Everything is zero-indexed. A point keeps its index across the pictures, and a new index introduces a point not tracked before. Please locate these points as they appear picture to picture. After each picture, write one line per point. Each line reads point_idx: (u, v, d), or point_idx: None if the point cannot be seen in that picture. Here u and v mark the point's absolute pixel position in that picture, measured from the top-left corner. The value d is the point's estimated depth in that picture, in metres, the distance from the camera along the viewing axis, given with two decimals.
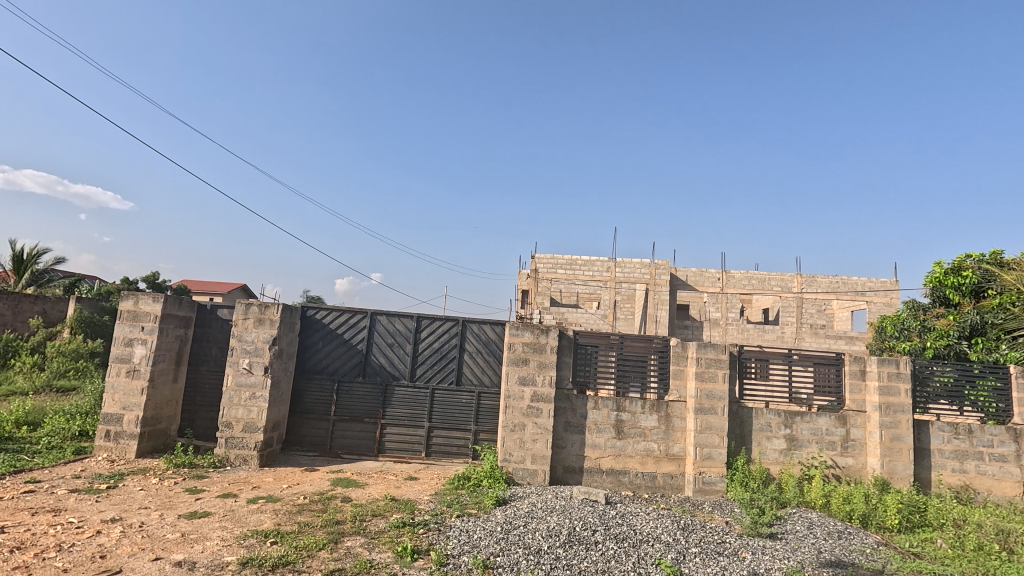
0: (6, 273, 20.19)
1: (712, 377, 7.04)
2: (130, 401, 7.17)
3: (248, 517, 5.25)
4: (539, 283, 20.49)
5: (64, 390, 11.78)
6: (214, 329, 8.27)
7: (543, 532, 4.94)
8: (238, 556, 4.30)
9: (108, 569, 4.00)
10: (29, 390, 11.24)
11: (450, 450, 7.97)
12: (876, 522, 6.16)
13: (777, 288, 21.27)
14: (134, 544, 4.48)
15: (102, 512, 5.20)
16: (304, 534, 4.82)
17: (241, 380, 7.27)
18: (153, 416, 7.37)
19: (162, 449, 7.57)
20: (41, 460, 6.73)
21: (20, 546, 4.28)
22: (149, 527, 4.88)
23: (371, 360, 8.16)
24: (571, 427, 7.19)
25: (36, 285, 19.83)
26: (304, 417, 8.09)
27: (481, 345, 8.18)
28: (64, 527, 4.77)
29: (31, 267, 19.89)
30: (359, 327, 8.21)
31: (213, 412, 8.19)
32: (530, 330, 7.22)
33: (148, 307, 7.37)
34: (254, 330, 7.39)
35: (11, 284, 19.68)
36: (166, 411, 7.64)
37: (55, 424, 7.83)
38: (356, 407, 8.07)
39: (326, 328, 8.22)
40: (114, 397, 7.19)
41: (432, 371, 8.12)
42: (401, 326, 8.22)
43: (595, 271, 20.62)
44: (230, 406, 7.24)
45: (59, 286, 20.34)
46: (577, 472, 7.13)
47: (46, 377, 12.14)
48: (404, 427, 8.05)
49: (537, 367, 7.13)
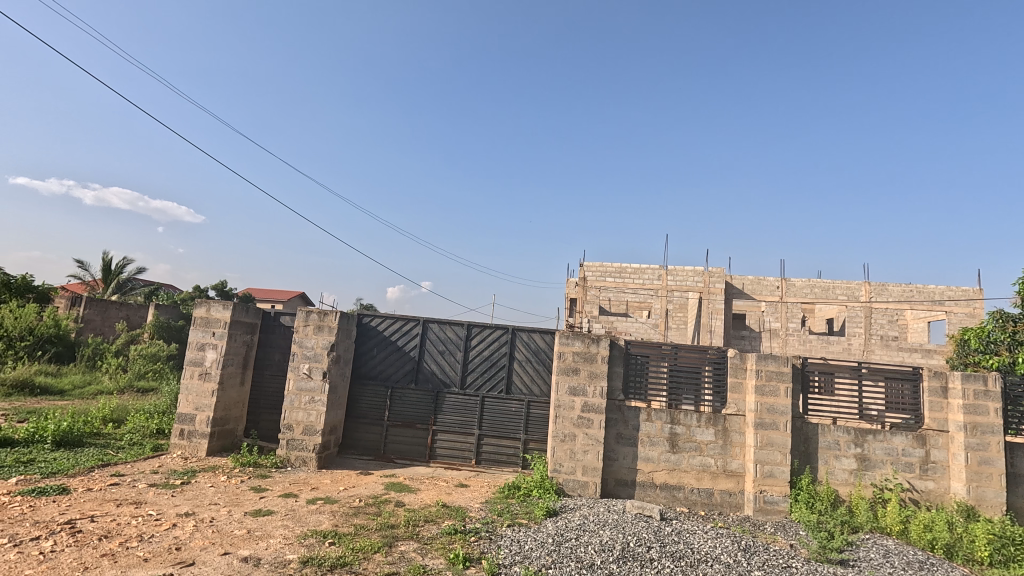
0: (94, 281, 22.14)
1: (774, 391, 6.70)
2: (201, 402, 7.63)
3: (308, 517, 5.46)
4: (587, 292, 20.27)
5: (143, 391, 12.71)
6: (276, 335, 8.69)
7: (596, 546, 4.84)
8: (299, 555, 4.47)
9: (183, 561, 4.25)
10: (113, 389, 12.22)
11: (499, 458, 7.99)
12: (964, 554, 5.62)
13: (843, 297, 20.03)
14: (205, 538, 4.74)
15: (177, 506, 5.55)
16: (360, 537, 4.94)
17: (301, 384, 7.58)
18: (221, 417, 7.81)
19: (229, 448, 8.01)
20: (124, 455, 7.27)
21: (107, 535, 4.63)
22: (218, 523, 5.15)
23: (423, 367, 8.31)
24: (623, 440, 7.03)
25: (120, 293, 21.71)
26: (358, 421, 8.33)
27: (530, 353, 8.18)
28: (144, 518, 5.11)
29: (117, 277, 21.70)
30: (411, 334, 8.41)
31: (275, 414, 8.56)
32: (581, 339, 7.14)
33: (218, 314, 7.85)
34: (314, 337, 7.70)
35: (100, 292, 21.57)
36: (234, 412, 8.09)
37: (136, 422, 8.46)
38: (408, 413, 8.24)
39: (380, 335, 8.46)
40: (188, 398, 7.67)
41: (482, 379, 8.18)
42: (452, 334, 8.35)
43: (646, 279, 20.19)
44: (291, 409, 7.56)
45: (140, 294, 22.11)
46: (630, 486, 6.96)
47: (128, 378, 13.16)
48: (454, 434, 8.13)
49: (587, 377, 7.04)
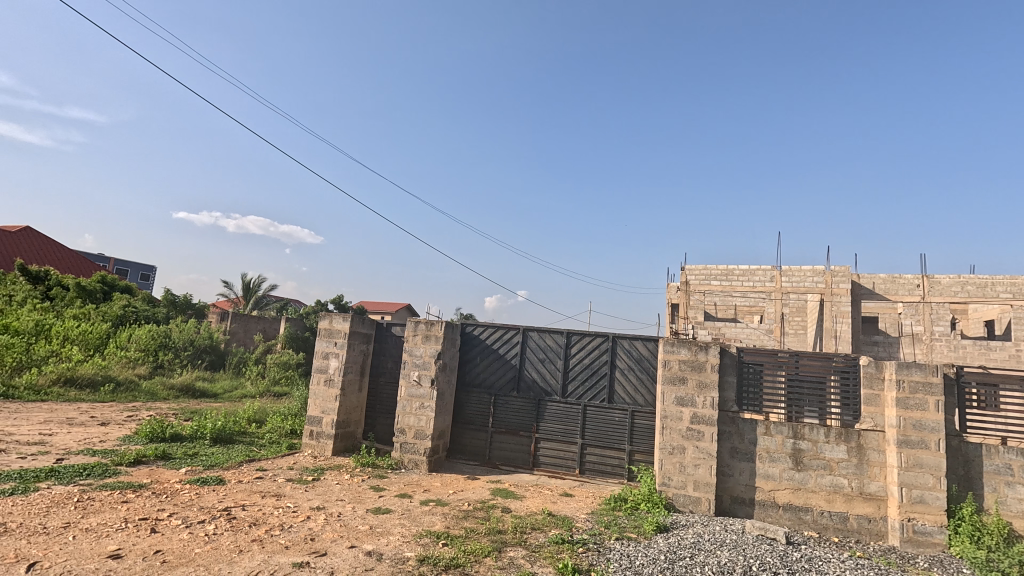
0: (237, 298, 25.41)
1: (921, 406, 5.86)
2: (327, 406, 8.39)
3: (422, 517, 5.75)
4: (691, 296, 19.29)
5: (278, 395, 14.30)
6: (389, 344, 9.32)
7: (713, 567, 4.55)
8: (416, 553, 4.72)
9: (318, 550, 4.68)
10: (255, 393, 13.90)
11: (604, 469, 7.83)
12: None
13: (1005, 295, 17.07)
14: (335, 530, 5.19)
15: (310, 500, 6.15)
16: (471, 540, 5.10)
17: (412, 391, 8.05)
18: (344, 420, 8.53)
19: (351, 449, 8.71)
20: (266, 452, 8.21)
21: (256, 522, 5.24)
22: (345, 517, 5.61)
23: (524, 375, 8.43)
24: (738, 454, 6.55)
25: (257, 308, 24.71)
26: (465, 427, 8.64)
27: (633, 362, 7.94)
28: (284, 510, 5.72)
29: (255, 294, 24.72)
30: (512, 342, 8.57)
31: (389, 418, 9.17)
32: (687, 347, 6.80)
33: (339, 325, 8.61)
34: (422, 346, 8.14)
35: (242, 308, 24.71)
36: (354, 416, 8.79)
37: (274, 423, 9.52)
38: (511, 420, 8.38)
39: (483, 344, 8.74)
40: (316, 402, 8.48)
41: (584, 388, 8.10)
42: (552, 342, 8.38)
43: (756, 281, 18.77)
44: (404, 414, 8.04)
45: (273, 309, 24.99)
46: (748, 505, 6.46)
47: (266, 383, 14.89)
48: (557, 443, 8.12)
49: (696, 387, 6.68)
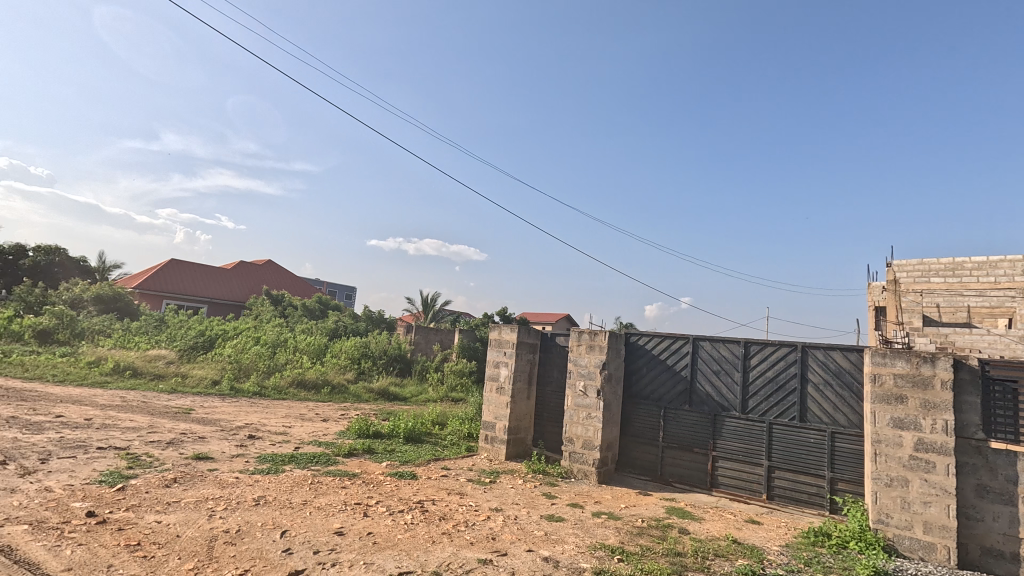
0: (418, 312, 28.63)
1: None
2: (499, 413, 8.90)
3: (595, 529, 5.72)
4: (903, 297, 16.09)
5: (455, 400, 15.65)
6: (554, 354, 9.55)
7: None
8: (592, 565, 4.70)
9: (499, 550, 4.96)
10: (436, 398, 15.44)
11: (799, 497, 6.89)
12: None
13: None
14: (513, 533, 5.45)
15: (489, 501, 6.56)
16: (648, 559, 4.91)
17: (578, 401, 8.11)
18: (515, 426, 8.94)
19: (522, 455, 9.09)
20: (448, 452, 9.00)
21: (445, 517, 5.77)
22: (521, 521, 5.86)
23: (697, 388, 7.89)
24: (990, 494, 5.26)
25: (434, 321, 27.52)
26: (634, 440, 8.40)
27: (830, 376, 6.87)
28: (467, 507, 6.21)
29: (433, 308, 27.54)
30: (682, 353, 8.10)
31: (557, 427, 9.36)
32: (905, 358, 5.65)
33: (508, 336, 9.10)
34: (587, 355, 8.17)
35: (422, 320, 27.74)
36: (524, 423, 9.16)
37: (454, 426, 10.42)
38: (685, 435, 7.90)
39: (649, 354, 8.43)
40: (489, 409, 9.07)
41: (768, 404, 7.27)
42: (727, 352, 7.72)
43: (1001, 275, 14.89)
44: (571, 423, 8.14)
45: (447, 321, 27.55)
46: (1009, 560, 5.10)
47: (445, 389, 16.42)
48: (739, 463, 7.40)
49: (920, 407, 5.51)
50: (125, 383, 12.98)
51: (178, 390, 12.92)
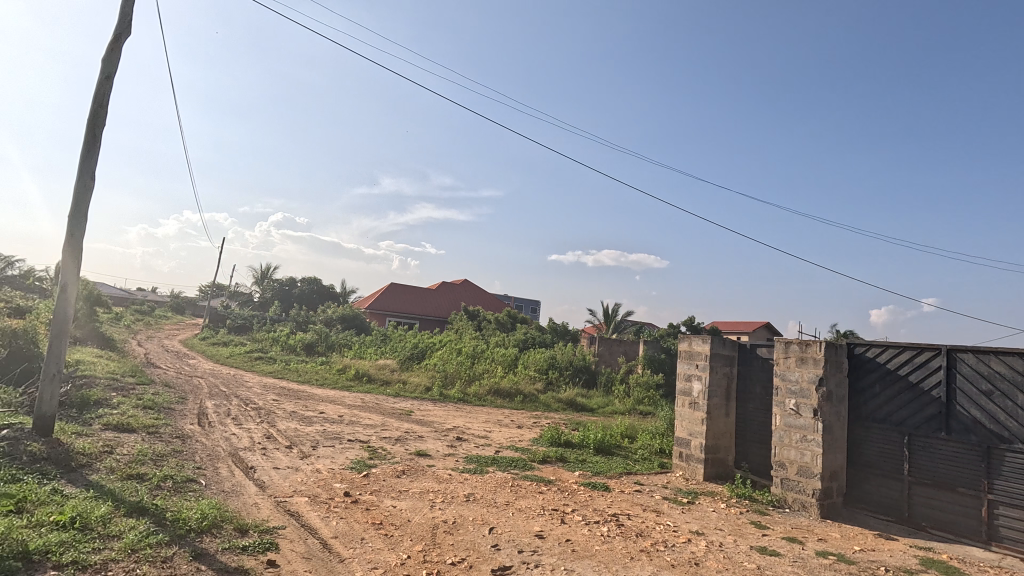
0: (601, 323, 28.73)
1: None
2: (694, 429, 8.37)
3: (821, 571, 4.94)
4: None
5: (644, 414, 15.20)
6: (755, 367, 8.63)
7: None
8: None
9: None
10: (624, 410, 15.21)
11: None
12: None
13: None
14: (718, 561, 5.04)
15: (688, 523, 6.19)
16: None
17: (789, 421, 7.18)
18: (713, 445, 8.29)
19: (723, 477, 8.36)
20: (640, 467, 8.76)
21: (642, 534, 5.63)
22: (727, 549, 5.38)
23: (957, 413, 6.28)
24: None
25: (617, 332, 27.29)
26: (868, 471, 7.08)
27: None
28: (665, 527, 5.95)
29: (614, 319, 27.37)
30: (931, 367, 6.57)
31: (764, 449, 8.39)
32: None
33: (700, 347, 8.54)
34: (797, 369, 7.20)
35: (605, 331, 27.73)
36: (723, 442, 8.43)
37: (645, 440, 10.11)
38: (942, 470, 6.35)
39: (883, 369, 7.05)
40: (683, 424, 8.61)
41: None
42: (1003, 367, 5.97)
43: None
44: (782, 446, 7.23)
45: (630, 331, 26.98)
46: None
47: (632, 402, 16.06)
48: None
49: None
50: (363, 388, 15.75)
51: (401, 394, 15.20)
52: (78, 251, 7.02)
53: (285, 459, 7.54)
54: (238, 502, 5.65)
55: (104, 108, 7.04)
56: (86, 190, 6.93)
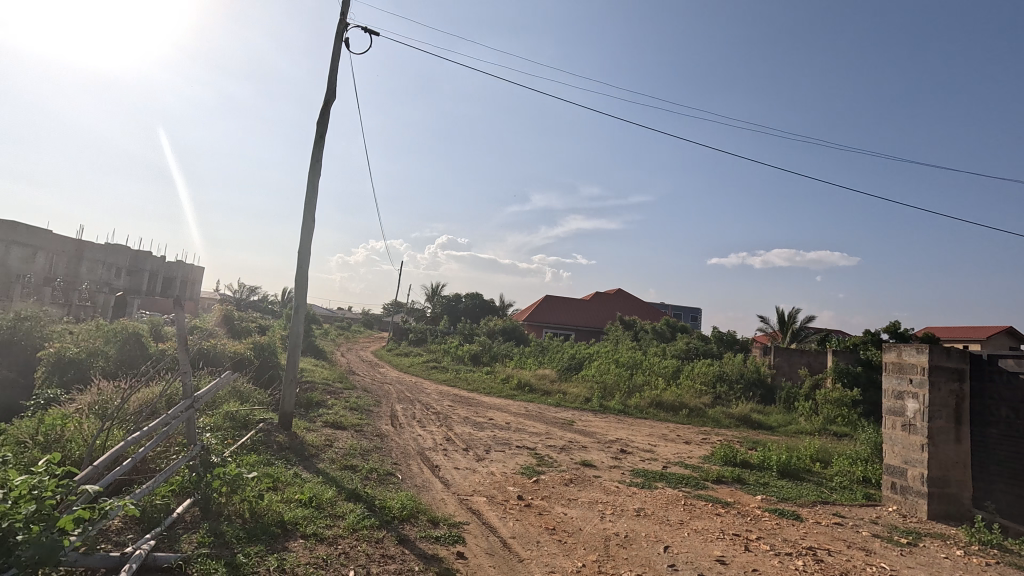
0: (776, 332, 25.78)
1: None
2: (911, 456, 7.02)
3: None
4: None
5: (838, 435, 13.15)
6: (997, 384, 6.94)
7: None
8: None
9: None
10: (812, 431, 13.37)
11: None
12: None
13: None
14: None
15: (911, 568, 5.18)
16: None
17: None
18: (940, 477, 6.83)
19: (958, 518, 6.81)
20: (839, 496, 7.59)
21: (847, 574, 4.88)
22: None
23: None
24: None
25: (796, 341, 24.24)
26: None
27: None
28: (879, 570, 5.07)
29: (793, 327, 24.35)
30: None
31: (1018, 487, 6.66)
32: None
33: (912, 359, 7.18)
34: None
35: (781, 341, 24.82)
36: (955, 474, 6.89)
37: (843, 465, 8.76)
38: None
39: None
40: (895, 450, 7.27)
41: None
42: None
43: None
44: None
45: (814, 341, 23.69)
46: None
47: (822, 421, 14.02)
48: None
49: None
50: (526, 397, 16.44)
51: (561, 404, 15.52)
52: (304, 279, 8.66)
53: (463, 460, 8.24)
54: (428, 496, 6.34)
55: (319, 162, 8.62)
56: (309, 229, 8.53)
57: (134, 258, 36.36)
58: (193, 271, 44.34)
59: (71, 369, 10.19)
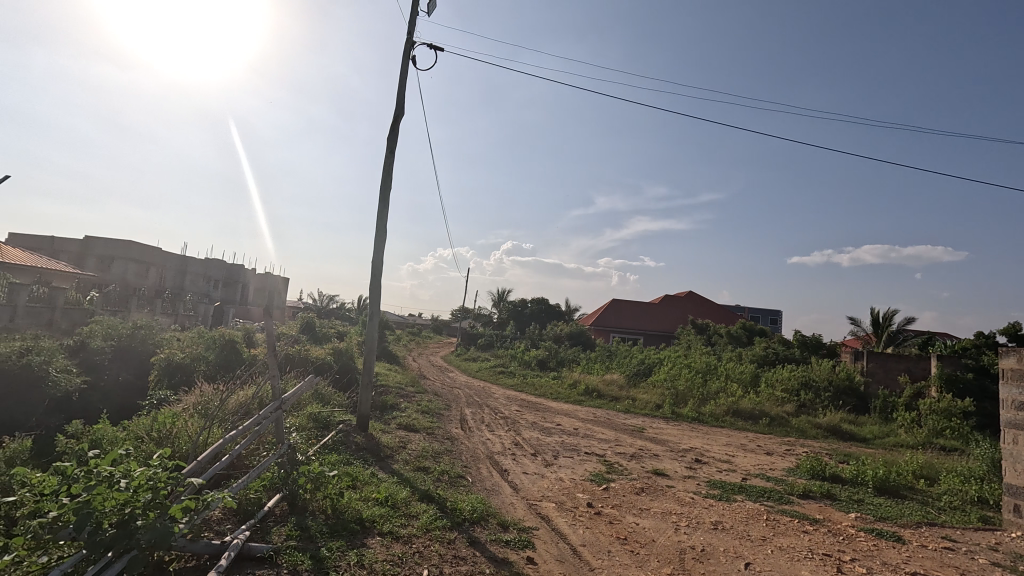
0: (869, 336, 23.69)
1: None
2: None
3: None
4: None
5: (947, 450, 11.82)
6: None
7: None
8: None
9: None
10: (914, 444, 12.12)
11: None
12: None
13: None
14: None
15: None
16: None
17: None
18: None
19: None
20: (950, 518, 6.79)
21: None
22: None
23: None
24: None
25: (893, 346, 22.13)
26: None
27: None
28: None
29: (888, 329, 22.28)
30: None
31: None
32: None
33: None
34: None
35: (875, 346, 22.76)
36: None
37: (953, 483, 7.86)
38: None
39: None
40: (1017, 468, 6.44)
41: None
42: None
43: None
44: None
45: (915, 345, 21.52)
46: None
47: (927, 433, 12.66)
48: None
49: None
50: (594, 402, 16.19)
51: (631, 410, 15.14)
52: (378, 287, 9.09)
53: (532, 465, 8.25)
54: (497, 500, 6.41)
55: (390, 175, 9.02)
56: (381, 239, 8.95)
57: (229, 271, 39.77)
58: (278, 282, 47.80)
59: (179, 372, 11.32)
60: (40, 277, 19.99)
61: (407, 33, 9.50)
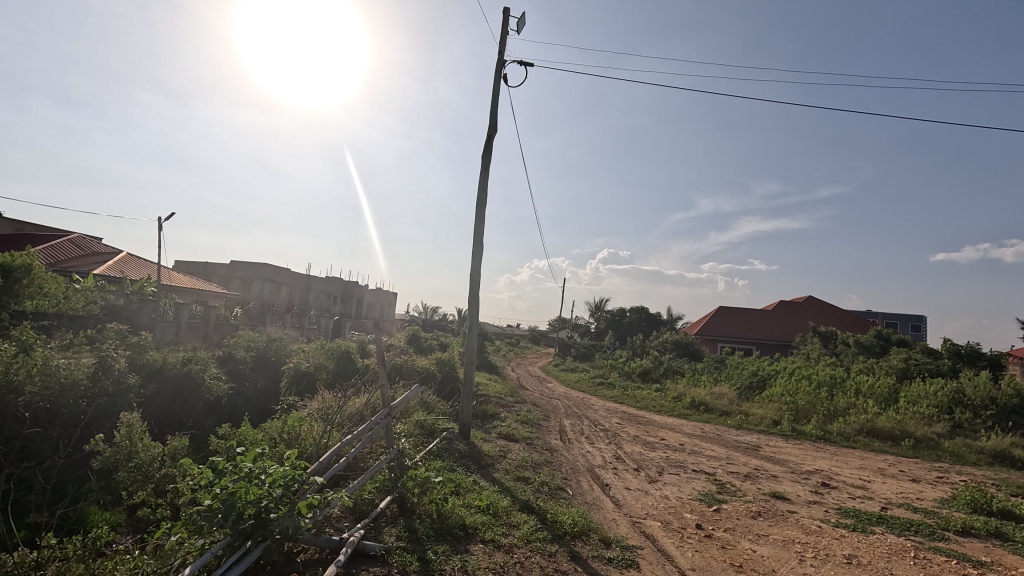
0: None
1: None
2: None
3: None
4: None
5: None
6: None
7: None
8: None
9: None
10: None
11: None
12: None
13: None
14: None
15: None
16: None
17: None
18: None
19: None
20: None
21: None
22: None
23: None
24: None
25: None
26: None
27: None
28: None
29: None
30: None
31: None
32: None
33: None
34: None
35: None
36: None
37: None
38: None
39: None
40: None
41: None
42: None
43: None
44: None
45: None
46: None
47: None
48: None
49: None
50: (701, 416, 15.28)
51: (743, 426, 14.05)
52: (477, 300, 9.38)
53: (635, 481, 7.94)
54: (598, 515, 6.25)
55: (485, 191, 9.33)
56: (478, 253, 9.26)
57: (347, 288, 43.61)
58: (388, 297, 51.40)
59: (304, 380, 12.62)
60: (198, 297, 23.40)
61: (500, 53, 9.83)
